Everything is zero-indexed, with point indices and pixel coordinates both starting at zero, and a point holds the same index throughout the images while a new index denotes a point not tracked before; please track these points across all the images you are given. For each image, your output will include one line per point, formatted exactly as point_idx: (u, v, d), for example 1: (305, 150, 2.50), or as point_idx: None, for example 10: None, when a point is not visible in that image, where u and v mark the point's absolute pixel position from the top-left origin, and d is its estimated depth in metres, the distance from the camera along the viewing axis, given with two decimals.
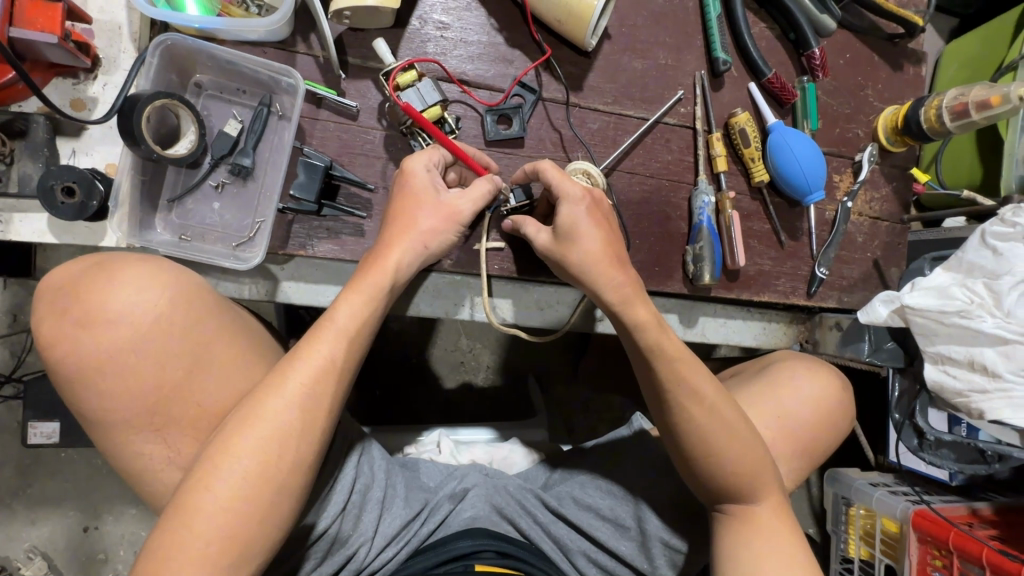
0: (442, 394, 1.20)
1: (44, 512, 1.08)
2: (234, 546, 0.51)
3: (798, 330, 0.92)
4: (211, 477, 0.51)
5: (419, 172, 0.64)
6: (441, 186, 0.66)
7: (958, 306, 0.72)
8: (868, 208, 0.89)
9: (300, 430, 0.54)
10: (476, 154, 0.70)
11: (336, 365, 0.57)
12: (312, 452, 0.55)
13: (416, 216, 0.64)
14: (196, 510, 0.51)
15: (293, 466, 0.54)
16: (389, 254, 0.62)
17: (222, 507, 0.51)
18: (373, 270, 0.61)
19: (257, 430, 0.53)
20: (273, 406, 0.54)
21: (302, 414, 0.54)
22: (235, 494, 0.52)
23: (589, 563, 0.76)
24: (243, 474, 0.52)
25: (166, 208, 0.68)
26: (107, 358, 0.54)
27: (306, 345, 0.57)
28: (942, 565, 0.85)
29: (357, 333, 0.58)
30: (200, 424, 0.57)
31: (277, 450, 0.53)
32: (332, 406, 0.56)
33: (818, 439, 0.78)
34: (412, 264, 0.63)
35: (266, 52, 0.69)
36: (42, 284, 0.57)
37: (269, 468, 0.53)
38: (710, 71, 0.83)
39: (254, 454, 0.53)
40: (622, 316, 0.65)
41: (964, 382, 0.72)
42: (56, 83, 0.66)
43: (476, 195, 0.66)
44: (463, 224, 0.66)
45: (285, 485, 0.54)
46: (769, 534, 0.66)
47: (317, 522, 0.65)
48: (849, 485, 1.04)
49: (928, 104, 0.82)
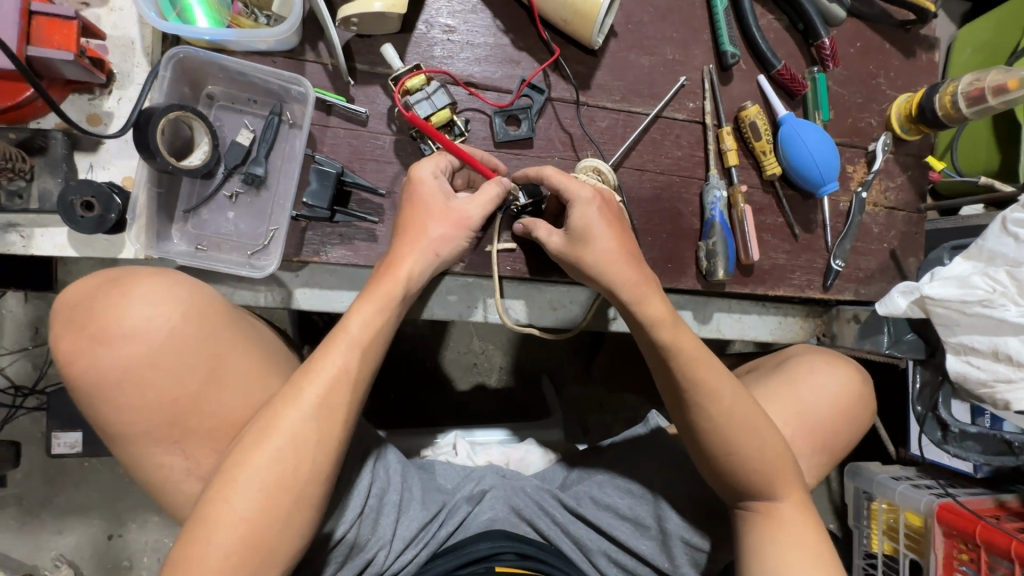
0: (456, 397, 1.20)
1: (70, 521, 1.10)
2: (254, 555, 0.52)
3: (815, 323, 0.91)
4: (231, 488, 0.52)
5: (427, 177, 0.65)
6: (449, 191, 0.66)
7: (979, 295, 0.70)
8: (883, 198, 0.88)
9: (317, 439, 0.55)
10: (482, 157, 0.70)
11: (351, 373, 0.57)
12: (329, 460, 0.55)
13: (426, 224, 0.64)
14: (217, 521, 0.51)
15: (311, 475, 0.54)
16: (402, 261, 0.62)
17: (243, 516, 0.52)
18: (386, 278, 0.61)
19: (274, 440, 0.53)
20: (290, 416, 0.54)
21: (319, 423, 0.55)
22: (255, 503, 0.52)
23: (610, 563, 0.76)
24: (262, 484, 0.52)
25: (182, 219, 0.69)
26: (125, 372, 0.54)
27: (320, 355, 0.57)
28: (969, 559, 0.86)
29: (370, 342, 0.59)
30: (216, 436, 0.58)
31: (294, 459, 0.54)
32: (348, 415, 0.57)
33: (839, 434, 0.77)
34: (424, 273, 0.63)
35: (276, 62, 0.70)
36: (59, 300, 0.58)
37: (287, 476, 0.53)
38: (719, 64, 0.82)
39: (272, 464, 0.53)
40: (638, 314, 0.65)
41: (988, 372, 0.71)
42: (73, 99, 0.67)
43: (484, 199, 0.66)
44: (473, 230, 0.66)
45: (304, 494, 0.54)
46: (792, 531, 0.65)
47: (335, 528, 0.65)
48: (871, 478, 1.05)
49: (943, 90, 0.80)
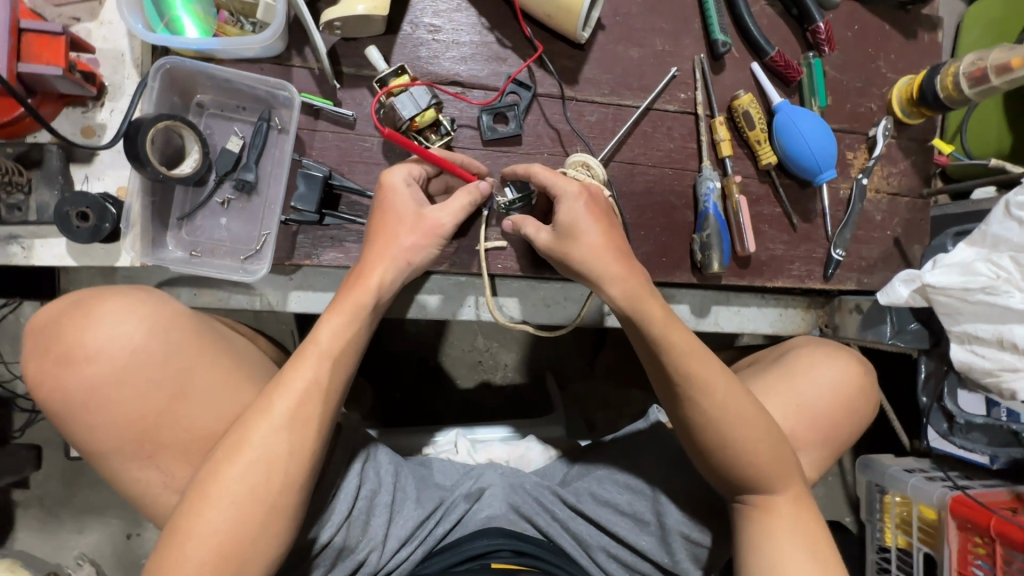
0: (460, 394, 1.21)
1: (90, 521, 1.14)
2: (230, 566, 0.53)
3: (817, 315, 0.89)
4: (204, 501, 0.53)
5: (398, 183, 0.65)
6: (422, 200, 0.67)
7: (982, 282, 0.69)
8: (885, 184, 0.85)
9: (288, 451, 0.55)
10: (464, 162, 0.70)
11: (320, 385, 0.57)
12: (302, 472, 0.56)
13: (396, 234, 0.64)
14: (191, 533, 0.52)
15: (284, 486, 0.55)
16: (371, 272, 0.62)
17: (216, 529, 0.53)
18: (356, 290, 0.61)
19: (246, 454, 0.54)
20: (260, 430, 0.55)
21: (289, 436, 0.55)
22: (228, 516, 0.53)
23: (610, 559, 0.76)
24: (235, 497, 0.53)
25: (176, 226, 0.70)
26: (93, 390, 0.55)
27: (290, 368, 0.57)
28: (985, 552, 0.83)
29: (341, 352, 0.59)
30: (189, 449, 0.58)
31: (266, 471, 0.54)
32: (320, 426, 0.57)
33: (840, 427, 0.76)
34: (395, 281, 0.64)
35: (263, 68, 0.70)
36: (32, 321, 0.59)
37: (260, 489, 0.54)
38: (710, 53, 0.81)
39: (244, 478, 0.54)
40: (628, 310, 0.64)
41: (993, 361, 0.69)
42: (67, 113, 0.68)
43: (456, 208, 0.67)
44: (445, 237, 0.67)
45: (277, 506, 0.55)
46: (792, 525, 0.64)
47: (320, 534, 0.66)
48: (883, 471, 1.02)
49: (944, 71, 0.78)
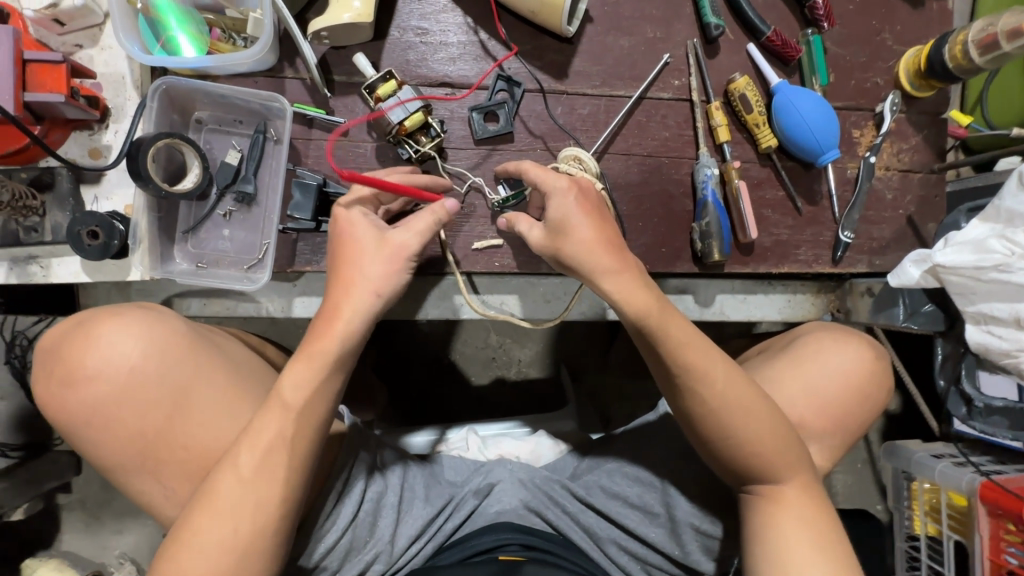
0: (474, 391, 1.22)
1: (129, 522, 1.20)
2: None
3: (828, 299, 0.87)
4: (188, 536, 0.55)
5: (352, 218, 0.63)
6: (382, 227, 0.64)
7: (996, 259, 0.66)
8: (896, 160, 0.82)
9: (261, 496, 0.56)
10: (431, 182, 0.70)
11: (291, 434, 0.58)
12: (275, 517, 0.57)
13: (358, 267, 0.61)
14: (175, 566, 0.55)
15: (257, 530, 0.56)
16: (340, 313, 0.60)
17: (196, 566, 0.55)
18: (323, 336, 0.59)
19: (225, 494, 0.56)
20: (237, 472, 0.56)
21: (262, 482, 0.57)
22: (206, 555, 0.55)
23: (620, 550, 0.76)
24: (213, 535, 0.55)
25: (182, 239, 0.73)
26: (97, 409, 0.59)
27: (265, 415, 0.58)
28: (1018, 540, 0.80)
29: (309, 404, 0.58)
30: (184, 467, 0.61)
31: (240, 517, 0.56)
32: (291, 474, 0.58)
33: (853, 416, 0.74)
34: (369, 319, 0.61)
35: (257, 81, 0.72)
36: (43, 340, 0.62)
37: (234, 532, 0.56)
38: (702, 37, 0.79)
39: (221, 518, 0.56)
40: (624, 309, 0.61)
41: (1011, 341, 0.68)
42: (75, 137, 0.72)
43: (418, 228, 0.62)
44: (413, 259, 0.62)
45: (251, 550, 0.56)
46: (801, 513, 0.63)
47: (310, 560, 0.68)
48: (908, 458, 0.98)
49: (952, 39, 0.74)
